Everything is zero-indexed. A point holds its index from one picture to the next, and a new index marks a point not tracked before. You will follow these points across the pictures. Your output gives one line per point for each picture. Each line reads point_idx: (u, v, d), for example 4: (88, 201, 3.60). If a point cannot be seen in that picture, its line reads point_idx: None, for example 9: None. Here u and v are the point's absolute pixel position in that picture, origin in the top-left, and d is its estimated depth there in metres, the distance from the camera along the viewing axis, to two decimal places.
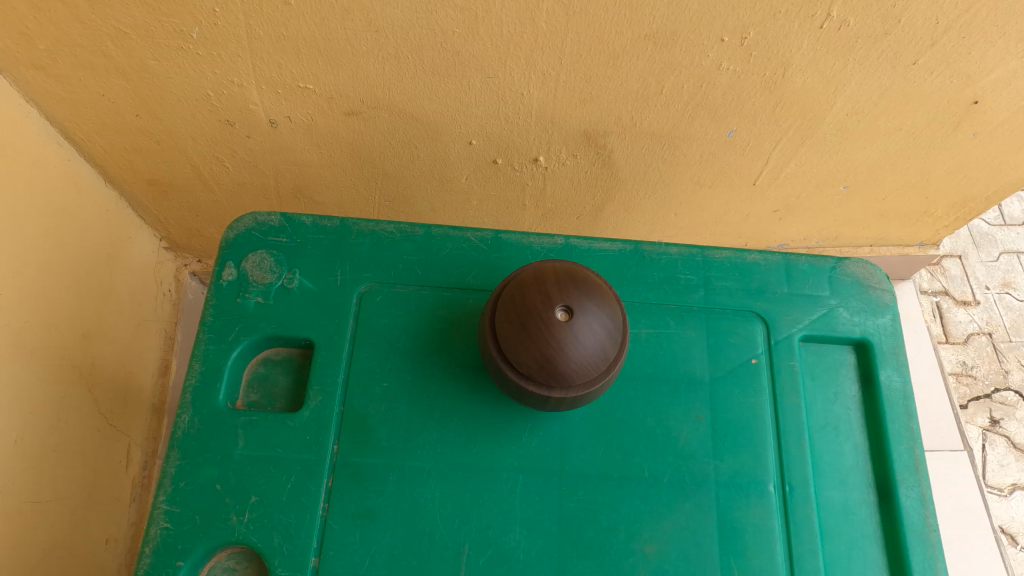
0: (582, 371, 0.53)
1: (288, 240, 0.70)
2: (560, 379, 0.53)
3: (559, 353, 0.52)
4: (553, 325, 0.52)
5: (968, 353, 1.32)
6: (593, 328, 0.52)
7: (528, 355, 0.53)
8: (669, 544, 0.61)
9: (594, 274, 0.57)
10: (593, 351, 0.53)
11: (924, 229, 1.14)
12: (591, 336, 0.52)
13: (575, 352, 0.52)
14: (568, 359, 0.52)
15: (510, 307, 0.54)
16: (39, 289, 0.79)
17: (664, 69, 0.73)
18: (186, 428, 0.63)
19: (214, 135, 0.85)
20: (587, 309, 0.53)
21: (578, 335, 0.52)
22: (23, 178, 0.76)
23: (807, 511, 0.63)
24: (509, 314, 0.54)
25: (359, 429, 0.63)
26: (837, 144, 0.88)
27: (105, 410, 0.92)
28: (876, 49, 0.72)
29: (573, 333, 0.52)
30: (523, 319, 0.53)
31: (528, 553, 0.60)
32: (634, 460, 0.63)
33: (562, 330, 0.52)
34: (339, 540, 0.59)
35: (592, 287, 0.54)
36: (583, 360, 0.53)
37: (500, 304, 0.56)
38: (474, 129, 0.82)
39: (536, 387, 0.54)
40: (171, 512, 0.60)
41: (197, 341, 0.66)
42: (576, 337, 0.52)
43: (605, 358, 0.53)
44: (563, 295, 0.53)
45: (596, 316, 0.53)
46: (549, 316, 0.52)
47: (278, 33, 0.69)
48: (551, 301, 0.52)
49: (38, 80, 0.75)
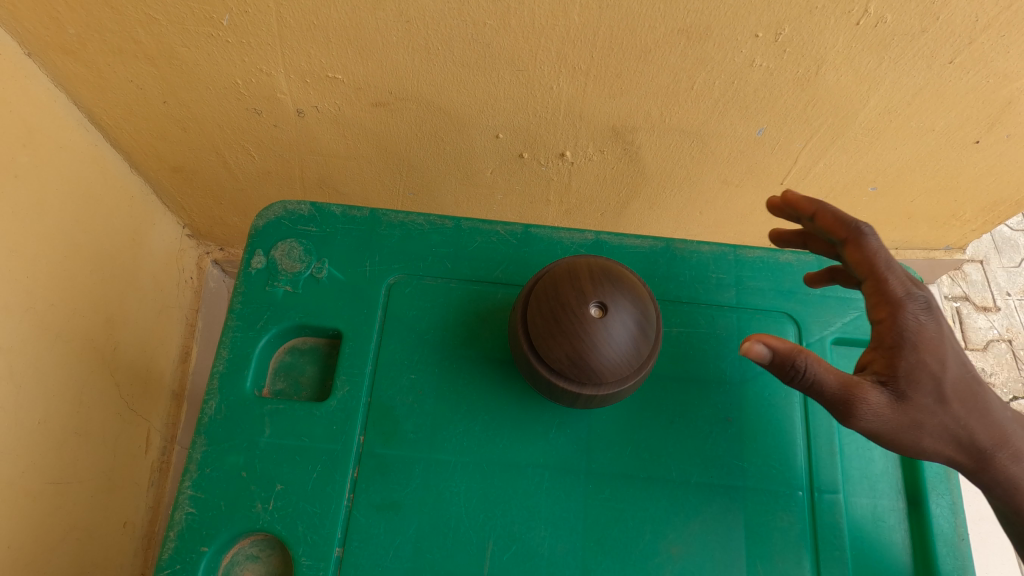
0: (614, 368, 0.52)
1: (317, 229, 0.70)
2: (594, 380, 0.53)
3: (591, 354, 0.52)
4: (586, 321, 0.51)
5: (987, 360, 1.30)
6: (626, 325, 0.52)
7: (560, 354, 0.53)
8: (694, 545, 0.60)
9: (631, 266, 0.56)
10: (626, 347, 0.52)
11: (952, 232, 1.12)
12: (624, 333, 0.52)
13: (607, 348, 0.51)
14: (600, 355, 0.52)
15: (541, 303, 0.54)
16: (65, 273, 0.80)
17: (696, 64, 0.71)
18: (214, 414, 0.63)
19: (240, 123, 0.85)
20: (621, 305, 0.52)
21: (612, 331, 0.51)
22: (52, 162, 0.77)
23: (835, 516, 0.62)
24: (542, 309, 0.54)
25: (385, 420, 0.63)
26: (868, 144, 0.86)
27: (126, 395, 0.93)
28: (912, 47, 0.70)
29: (606, 329, 0.51)
30: (555, 316, 0.52)
31: (553, 550, 0.59)
32: (661, 460, 0.62)
33: (595, 327, 0.51)
34: (363, 531, 0.59)
35: (627, 282, 0.54)
36: (615, 357, 0.52)
37: (533, 298, 0.55)
38: (501, 122, 0.82)
39: (569, 380, 0.54)
40: (196, 498, 0.60)
41: (225, 328, 0.66)
42: (610, 333, 0.51)
43: (639, 355, 0.53)
44: (598, 291, 0.52)
45: (631, 313, 0.52)
46: (582, 311, 0.51)
47: (309, 22, 0.68)
48: (586, 297, 0.52)
49: (67, 65, 0.75)
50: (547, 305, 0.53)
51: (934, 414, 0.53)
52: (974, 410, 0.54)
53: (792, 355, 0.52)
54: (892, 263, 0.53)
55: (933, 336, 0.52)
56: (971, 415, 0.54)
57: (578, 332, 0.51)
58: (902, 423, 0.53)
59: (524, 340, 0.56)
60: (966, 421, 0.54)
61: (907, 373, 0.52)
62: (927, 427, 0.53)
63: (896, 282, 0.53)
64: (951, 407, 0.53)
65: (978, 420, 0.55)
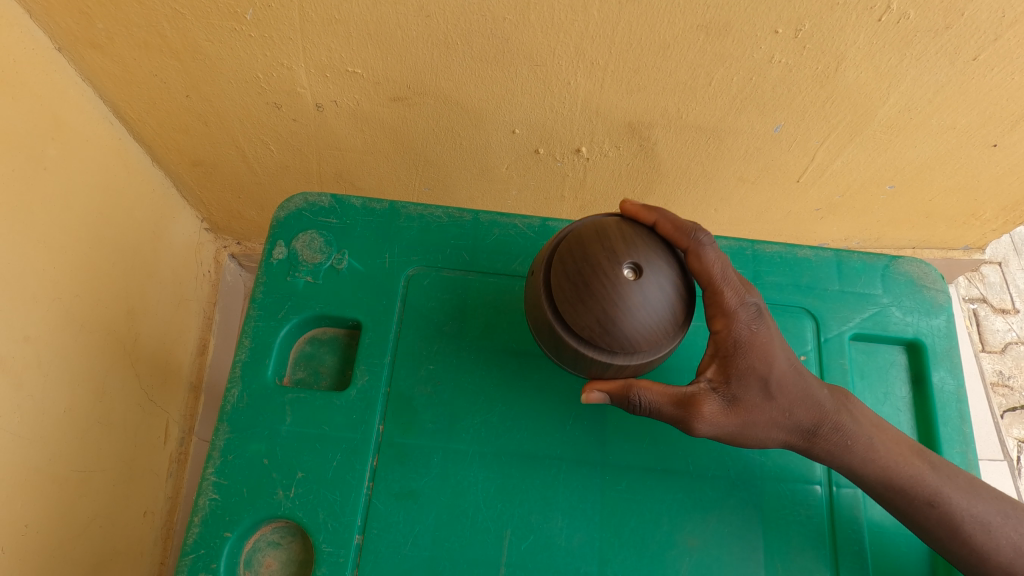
0: (647, 333, 0.52)
1: (338, 221, 0.71)
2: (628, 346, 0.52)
3: (626, 317, 0.51)
4: (620, 282, 0.51)
5: (1005, 363, 1.29)
6: (659, 286, 0.52)
7: (592, 322, 0.52)
8: (711, 538, 0.63)
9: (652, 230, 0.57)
10: (659, 309, 0.52)
11: (970, 232, 1.11)
12: (657, 293, 0.52)
13: (640, 311, 0.51)
14: (633, 319, 0.51)
15: (566, 269, 0.53)
16: (89, 265, 0.81)
17: (715, 60, 0.71)
18: (235, 402, 0.64)
19: (261, 117, 0.86)
20: (652, 265, 0.52)
21: (645, 292, 0.51)
22: (78, 155, 0.78)
23: (853, 512, 0.65)
24: (570, 276, 0.53)
25: (404, 410, 0.64)
26: (887, 142, 0.86)
27: (146, 386, 0.94)
28: (935, 43, 0.70)
29: (639, 290, 0.51)
30: (583, 279, 0.52)
31: (571, 541, 0.62)
32: (679, 454, 0.64)
33: (628, 288, 0.51)
34: (383, 519, 0.61)
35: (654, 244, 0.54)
36: (649, 320, 0.51)
37: (554, 264, 0.54)
38: (519, 118, 0.82)
39: (600, 349, 0.53)
40: (219, 484, 0.61)
41: (247, 318, 0.67)
42: (643, 294, 0.51)
43: (676, 318, 0.53)
44: (628, 253, 0.52)
45: (662, 274, 0.52)
46: (615, 273, 0.51)
47: (331, 17, 0.69)
48: (618, 258, 0.52)
49: (94, 59, 0.76)
50: (574, 268, 0.53)
51: (762, 410, 0.58)
52: (798, 400, 0.59)
53: (626, 392, 0.56)
54: (726, 275, 0.57)
55: (763, 340, 0.57)
56: (796, 407, 0.59)
57: (613, 293, 0.51)
58: (740, 420, 0.57)
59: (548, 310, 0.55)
60: (792, 412, 0.58)
61: (737, 372, 0.56)
62: (759, 423, 0.58)
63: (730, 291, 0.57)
64: (778, 401, 0.58)
65: (806, 408, 0.59)
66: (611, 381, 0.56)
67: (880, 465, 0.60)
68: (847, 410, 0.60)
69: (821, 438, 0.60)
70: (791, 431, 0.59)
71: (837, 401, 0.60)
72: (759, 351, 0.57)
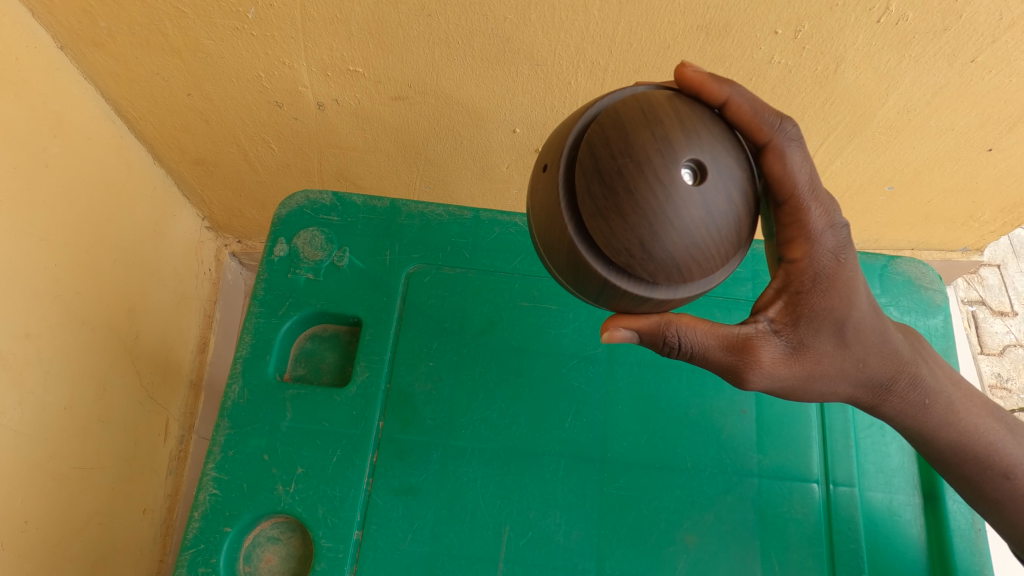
0: (702, 255, 0.42)
1: (339, 219, 0.72)
2: (676, 272, 0.42)
3: (677, 235, 0.41)
4: (677, 185, 0.40)
5: (1003, 365, 1.29)
6: (725, 194, 0.42)
7: (633, 239, 0.41)
8: (708, 535, 0.63)
9: (715, 126, 0.44)
10: (720, 224, 0.42)
11: (969, 234, 1.11)
12: (721, 203, 0.42)
13: (696, 226, 0.41)
14: (687, 238, 0.41)
15: (603, 168, 0.41)
16: (90, 262, 0.81)
17: (715, 60, 0.72)
18: (236, 398, 0.65)
19: (262, 116, 0.86)
20: (718, 166, 0.42)
21: (707, 201, 0.41)
22: (79, 152, 0.78)
23: (850, 510, 0.65)
24: (611, 178, 0.41)
25: (404, 407, 0.66)
26: (886, 142, 0.86)
27: (147, 383, 0.94)
28: (933, 45, 0.70)
29: (700, 198, 0.41)
30: (624, 184, 0.41)
31: (568, 537, 0.62)
32: (677, 451, 0.66)
33: (687, 195, 0.40)
34: (382, 515, 0.62)
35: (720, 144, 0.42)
36: (708, 236, 0.42)
37: (582, 161, 0.43)
38: (519, 117, 0.82)
39: (638, 277, 0.43)
40: (219, 479, 0.62)
41: (248, 315, 0.68)
42: (704, 204, 0.41)
43: (737, 239, 0.43)
44: (690, 149, 0.41)
45: (729, 179, 0.42)
46: (672, 173, 0.40)
47: (333, 16, 0.70)
48: (673, 155, 0.41)
49: (95, 57, 0.77)
50: (614, 166, 0.41)
51: (833, 359, 0.52)
52: (874, 350, 0.53)
53: (659, 332, 0.48)
54: (813, 185, 0.49)
55: (846, 276, 0.50)
56: (870, 356, 0.53)
57: (663, 206, 0.40)
58: (805, 370, 0.52)
59: (572, 225, 0.43)
60: (864, 361, 0.53)
61: (811, 313, 0.50)
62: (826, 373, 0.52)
63: (812, 210, 0.49)
64: (851, 351, 0.52)
65: (880, 358, 0.54)
66: (643, 317, 0.48)
67: (946, 420, 0.59)
68: (921, 360, 0.56)
69: (890, 392, 0.56)
70: (858, 386, 0.55)
71: (911, 350, 0.56)
72: (839, 290, 0.50)
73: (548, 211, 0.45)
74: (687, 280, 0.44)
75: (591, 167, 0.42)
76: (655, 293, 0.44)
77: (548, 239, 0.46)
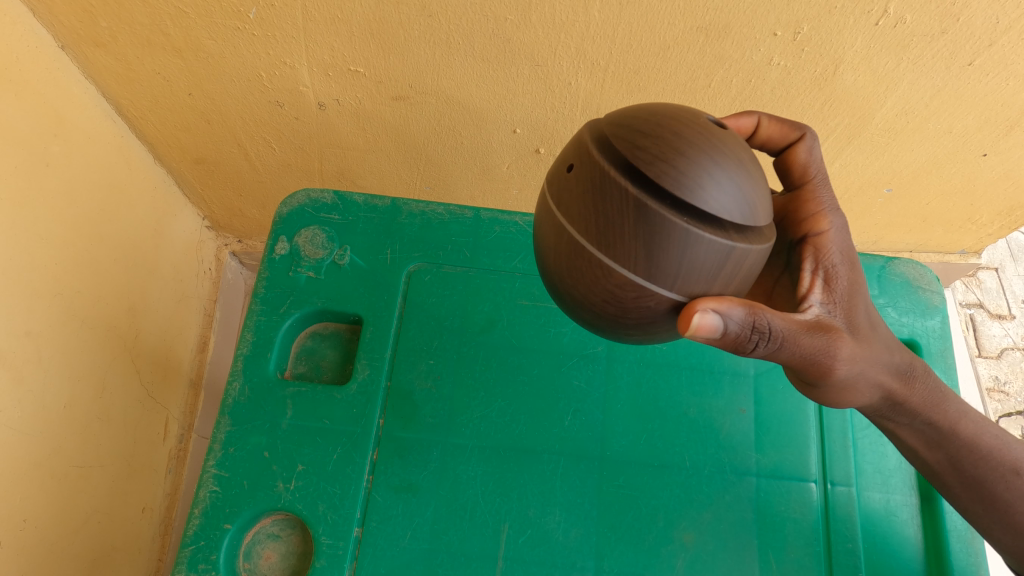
0: (758, 192, 0.41)
1: (340, 217, 0.73)
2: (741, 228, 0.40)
3: (738, 183, 0.40)
4: (712, 131, 0.41)
5: (1001, 368, 1.30)
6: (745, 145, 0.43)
7: (704, 189, 0.39)
8: (706, 534, 0.64)
9: None
10: (757, 166, 0.42)
11: (967, 236, 1.12)
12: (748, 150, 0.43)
13: (744, 163, 0.41)
14: (743, 172, 0.40)
15: (647, 128, 0.40)
16: (90, 260, 0.81)
17: (714, 62, 0.72)
18: (237, 395, 0.66)
19: (263, 116, 0.86)
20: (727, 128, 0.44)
21: (740, 145, 0.42)
22: (80, 151, 0.78)
23: (848, 510, 0.66)
24: (654, 135, 0.39)
25: (404, 404, 0.66)
26: (884, 145, 0.86)
27: (146, 381, 0.95)
28: (931, 48, 0.71)
29: (735, 141, 0.42)
30: (670, 131, 0.40)
31: (567, 535, 0.63)
32: (675, 450, 0.66)
33: (724, 137, 0.41)
34: (382, 512, 0.62)
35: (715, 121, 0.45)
36: (755, 174, 0.41)
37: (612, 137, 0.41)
38: (520, 118, 0.82)
39: (716, 226, 0.39)
40: (220, 476, 0.63)
41: (249, 313, 0.69)
42: (740, 146, 0.42)
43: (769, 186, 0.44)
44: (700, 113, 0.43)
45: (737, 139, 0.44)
46: (703, 122, 0.41)
47: (334, 16, 0.70)
48: (695, 114, 0.42)
49: (97, 57, 0.77)
50: (652, 122, 0.40)
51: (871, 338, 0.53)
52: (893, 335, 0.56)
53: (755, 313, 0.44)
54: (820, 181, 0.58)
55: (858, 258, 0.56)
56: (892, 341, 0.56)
57: (713, 142, 0.40)
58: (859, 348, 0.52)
59: (633, 187, 0.39)
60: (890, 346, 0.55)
61: (845, 291, 0.53)
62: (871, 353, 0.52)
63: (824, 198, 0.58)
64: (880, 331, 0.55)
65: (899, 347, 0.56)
66: (742, 304, 0.43)
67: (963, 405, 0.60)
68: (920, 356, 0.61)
69: (915, 380, 0.57)
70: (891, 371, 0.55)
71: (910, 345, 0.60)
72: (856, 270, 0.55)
73: (599, 181, 0.40)
74: (753, 242, 0.41)
75: (634, 130, 0.40)
76: (729, 261, 0.40)
77: (599, 223, 0.40)
